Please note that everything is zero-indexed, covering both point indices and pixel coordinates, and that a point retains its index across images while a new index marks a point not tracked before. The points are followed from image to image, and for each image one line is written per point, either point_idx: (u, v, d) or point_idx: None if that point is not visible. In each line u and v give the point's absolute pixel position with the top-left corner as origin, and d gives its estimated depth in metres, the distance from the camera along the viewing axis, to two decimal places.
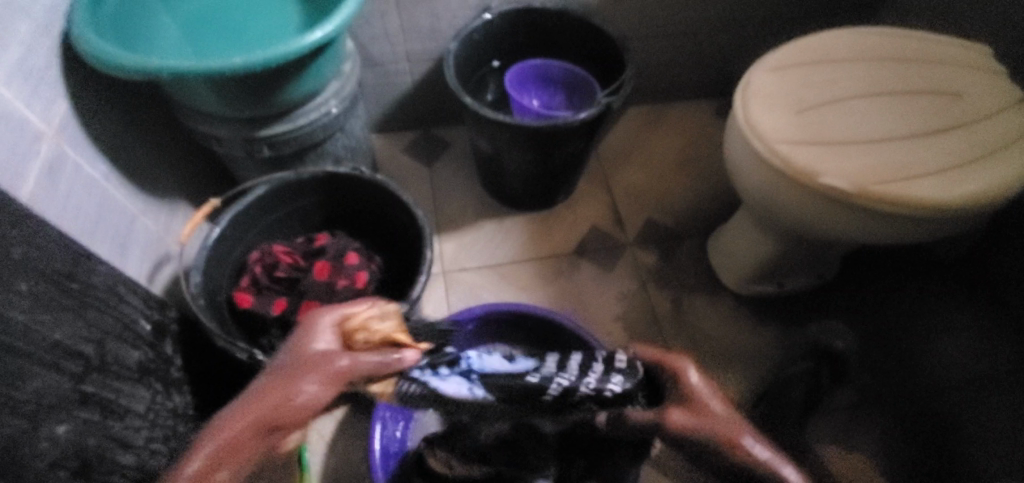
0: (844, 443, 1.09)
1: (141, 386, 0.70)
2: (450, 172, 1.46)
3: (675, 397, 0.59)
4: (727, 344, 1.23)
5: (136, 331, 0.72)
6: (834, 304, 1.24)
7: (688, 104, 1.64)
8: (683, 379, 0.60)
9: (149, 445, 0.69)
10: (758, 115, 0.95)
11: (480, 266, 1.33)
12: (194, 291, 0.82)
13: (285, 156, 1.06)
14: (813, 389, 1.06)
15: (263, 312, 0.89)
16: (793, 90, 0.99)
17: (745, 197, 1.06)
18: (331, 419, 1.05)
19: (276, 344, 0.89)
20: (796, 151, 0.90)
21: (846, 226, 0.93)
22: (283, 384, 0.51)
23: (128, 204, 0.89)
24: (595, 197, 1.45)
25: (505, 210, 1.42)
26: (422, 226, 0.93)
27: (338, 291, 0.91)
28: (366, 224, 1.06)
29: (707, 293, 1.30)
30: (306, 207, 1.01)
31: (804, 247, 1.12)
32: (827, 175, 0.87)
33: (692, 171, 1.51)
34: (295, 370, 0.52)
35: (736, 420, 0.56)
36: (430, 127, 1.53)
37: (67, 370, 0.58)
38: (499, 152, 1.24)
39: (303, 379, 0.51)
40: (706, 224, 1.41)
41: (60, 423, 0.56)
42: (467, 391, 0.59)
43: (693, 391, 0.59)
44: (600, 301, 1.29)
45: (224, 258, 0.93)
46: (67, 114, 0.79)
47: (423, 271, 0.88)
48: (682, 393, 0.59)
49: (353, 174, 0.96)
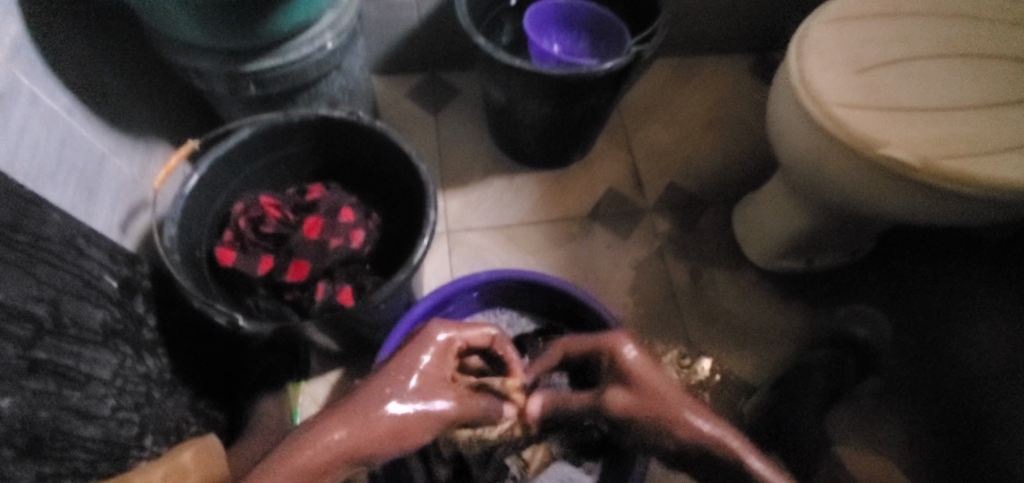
0: (867, 436, 1.04)
1: (106, 350, 0.64)
2: (458, 123, 1.34)
3: (614, 376, 0.60)
4: (747, 322, 1.15)
5: (98, 289, 0.65)
6: (861, 288, 1.17)
7: (722, 58, 1.49)
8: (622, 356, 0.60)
9: (117, 415, 0.63)
10: (813, 70, 0.82)
11: (487, 227, 1.23)
12: (169, 245, 0.74)
13: (275, 96, 0.95)
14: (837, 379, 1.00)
15: (247, 271, 0.82)
16: (854, 44, 0.85)
17: (786, 165, 0.95)
18: (324, 381, 1.00)
19: (262, 305, 0.82)
20: (856, 117, 0.77)
21: (891, 199, 0.81)
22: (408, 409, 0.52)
23: (97, 143, 0.80)
24: (614, 157, 1.34)
25: (516, 167, 1.32)
26: (425, 183, 0.83)
27: (330, 251, 0.83)
28: (364, 177, 0.96)
29: (729, 266, 1.22)
30: (296, 154, 0.91)
31: (843, 223, 1.02)
32: (890, 145, 0.75)
33: (720, 134, 1.38)
34: (416, 392, 0.54)
35: (678, 399, 0.55)
36: (438, 71, 1.40)
37: (12, 334, 0.51)
38: (512, 102, 1.12)
39: (430, 406, 0.53)
40: (733, 192, 1.31)
41: (2, 396, 0.50)
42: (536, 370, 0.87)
43: (629, 367, 0.59)
44: (613, 270, 1.21)
45: (205, 209, 0.84)
46: (20, 36, 0.68)
47: (425, 235, 0.78)
48: (622, 371, 0.59)
49: (348, 119, 0.85)
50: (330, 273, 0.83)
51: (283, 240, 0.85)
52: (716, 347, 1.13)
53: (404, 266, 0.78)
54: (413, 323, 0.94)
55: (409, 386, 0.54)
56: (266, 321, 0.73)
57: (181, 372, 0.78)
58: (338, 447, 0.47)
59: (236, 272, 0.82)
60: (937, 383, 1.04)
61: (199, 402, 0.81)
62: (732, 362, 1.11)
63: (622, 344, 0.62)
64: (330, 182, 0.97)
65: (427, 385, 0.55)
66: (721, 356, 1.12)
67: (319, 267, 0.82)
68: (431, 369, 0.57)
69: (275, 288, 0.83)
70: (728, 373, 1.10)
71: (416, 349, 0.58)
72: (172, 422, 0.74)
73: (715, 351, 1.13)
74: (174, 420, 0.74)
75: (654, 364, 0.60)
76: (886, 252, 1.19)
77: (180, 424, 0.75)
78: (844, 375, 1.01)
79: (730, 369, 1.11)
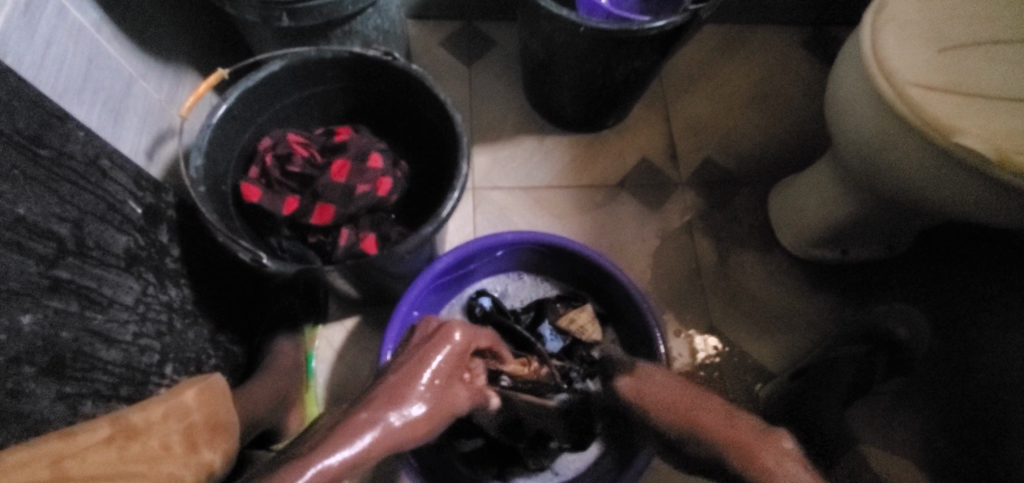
0: (882, 431, 1.01)
1: (130, 276, 0.63)
2: (491, 75, 1.29)
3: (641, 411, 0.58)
4: (773, 307, 1.12)
5: (123, 213, 0.64)
6: (899, 286, 1.11)
7: (775, 29, 1.40)
8: (639, 391, 0.59)
9: (139, 341, 0.63)
10: (888, 45, 0.76)
11: (513, 187, 1.20)
12: (194, 176, 0.72)
13: (307, 29, 0.91)
14: (862, 374, 0.97)
15: (272, 209, 0.80)
16: (936, 20, 0.78)
17: (841, 146, 0.89)
18: (340, 327, 1.00)
19: (286, 245, 0.81)
20: (930, 100, 0.71)
21: (953, 189, 0.75)
22: (434, 400, 0.54)
23: (126, 64, 0.77)
24: (650, 125, 1.29)
25: (548, 127, 1.27)
26: (460, 135, 0.79)
27: (357, 196, 0.80)
28: (394, 123, 0.92)
29: (759, 249, 1.17)
30: (326, 92, 0.88)
31: (890, 213, 0.97)
32: (966, 133, 0.69)
33: (764, 110, 1.31)
34: (435, 394, 0.54)
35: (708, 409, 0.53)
36: (474, 19, 1.34)
37: (34, 251, 0.50)
38: (551, 56, 1.06)
39: (445, 408, 0.55)
40: (772, 172, 1.25)
41: (23, 312, 0.49)
42: (549, 339, 0.97)
43: (648, 397, 0.58)
44: (639, 243, 1.18)
45: (232, 142, 0.82)
46: None
47: (456, 188, 0.75)
48: (643, 403, 0.58)
49: (383, 59, 0.80)
50: (356, 218, 0.81)
51: (309, 180, 0.82)
52: (738, 330, 1.10)
53: (432, 219, 0.75)
54: (434, 277, 0.94)
55: (434, 381, 0.55)
56: (293, 263, 0.72)
57: (202, 303, 0.78)
58: (377, 440, 0.49)
59: (260, 209, 0.80)
60: (959, 383, 1.02)
61: (219, 333, 0.81)
62: (751, 346, 1.09)
63: (633, 382, 0.61)
64: (361, 125, 0.94)
65: (446, 385, 0.56)
66: (743, 339, 1.10)
67: (345, 211, 0.80)
68: (450, 368, 0.58)
69: (299, 228, 0.81)
70: (746, 357, 1.08)
71: (437, 345, 0.59)
72: (190, 352, 0.73)
73: (734, 333, 1.10)
74: (193, 351, 0.74)
75: (669, 384, 0.58)
76: (928, 244, 1.13)
77: (199, 356, 0.75)
78: (873, 370, 0.97)
79: (749, 352, 1.09)
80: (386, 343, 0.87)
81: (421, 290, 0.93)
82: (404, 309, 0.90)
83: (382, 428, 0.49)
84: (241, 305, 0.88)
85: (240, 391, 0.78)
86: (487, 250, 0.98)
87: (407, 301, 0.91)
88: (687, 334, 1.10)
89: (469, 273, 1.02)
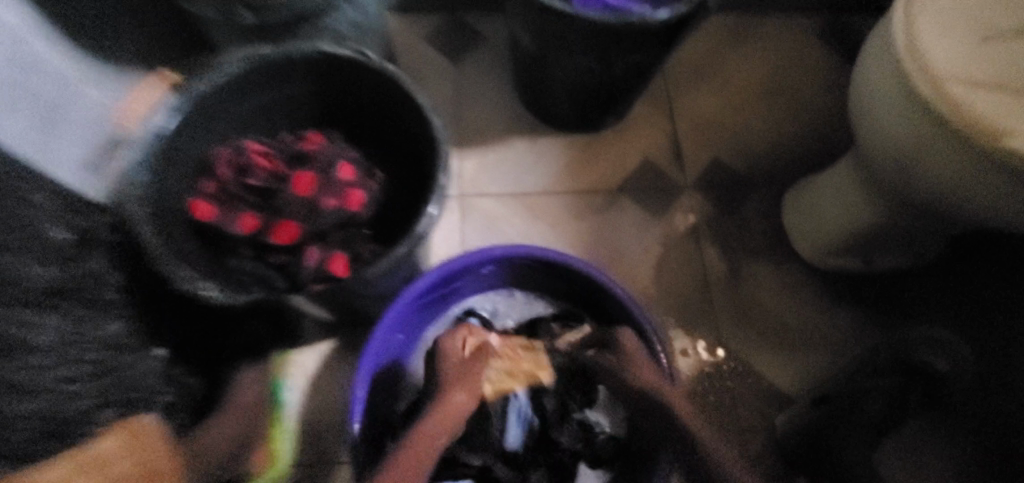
0: (915, 469, 0.86)
1: (50, 312, 0.58)
2: (481, 72, 1.20)
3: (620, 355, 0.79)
4: (788, 322, 1.03)
5: (44, 242, 0.59)
6: (931, 307, 1.03)
7: (786, 17, 1.30)
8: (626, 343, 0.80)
9: (63, 386, 0.57)
10: (926, 35, 0.66)
11: (505, 194, 1.11)
12: (138, 195, 0.64)
13: (271, 25, 0.82)
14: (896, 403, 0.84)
15: (226, 228, 0.71)
16: (979, 5, 0.69)
17: (868, 148, 0.80)
18: (314, 352, 0.93)
19: (249, 268, 0.73)
20: (977, 98, 0.62)
21: (1001, 199, 0.66)
22: (445, 415, 0.70)
23: (55, 68, 0.68)
24: (653, 124, 1.19)
25: (542, 127, 1.18)
26: (440, 143, 0.71)
27: (324, 212, 0.71)
28: (368, 128, 0.84)
29: (771, 258, 1.09)
30: (293, 95, 0.79)
31: (919, 221, 0.88)
32: (1020, 137, 0.60)
33: (775, 105, 1.22)
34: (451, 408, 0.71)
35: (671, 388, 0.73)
36: (462, 12, 1.24)
37: None
38: (545, 52, 0.97)
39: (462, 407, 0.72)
40: (785, 174, 1.16)
41: None
42: None
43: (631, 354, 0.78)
44: (642, 253, 1.09)
45: (186, 154, 0.73)
46: None
47: (434, 202, 0.68)
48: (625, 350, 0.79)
49: (353, 59, 0.72)
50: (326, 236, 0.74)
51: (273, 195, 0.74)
52: (750, 348, 1.02)
53: (407, 239, 0.67)
54: (416, 298, 0.86)
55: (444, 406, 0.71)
56: (240, 293, 0.65)
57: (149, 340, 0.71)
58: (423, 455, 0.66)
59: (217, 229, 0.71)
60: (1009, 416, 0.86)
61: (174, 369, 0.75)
62: (764, 365, 1.00)
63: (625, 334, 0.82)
64: (334, 130, 0.85)
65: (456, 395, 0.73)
66: (756, 358, 1.01)
67: (311, 229, 0.72)
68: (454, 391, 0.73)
69: (261, 248, 0.73)
70: (759, 376, 1.00)
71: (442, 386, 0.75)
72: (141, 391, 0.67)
73: (746, 350, 1.02)
74: (143, 389, 0.66)
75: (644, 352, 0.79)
76: (960, 259, 1.05)
77: (151, 394, 0.67)
78: (905, 403, 0.83)
79: (762, 371, 1.00)
80: (359, 375, 0.79)
81: (399, 314, 0.84)
82: (379, 336, 0.82)
83: (421, 450, 0.66)
84: (196, 332, 0.83)
85: (198, 433, 0.75)
86: (475, 265, 0.90)
87: (383, 326, 0.82)
88: (696, 352, 1.01)
89: (454, 291, 0.93)
